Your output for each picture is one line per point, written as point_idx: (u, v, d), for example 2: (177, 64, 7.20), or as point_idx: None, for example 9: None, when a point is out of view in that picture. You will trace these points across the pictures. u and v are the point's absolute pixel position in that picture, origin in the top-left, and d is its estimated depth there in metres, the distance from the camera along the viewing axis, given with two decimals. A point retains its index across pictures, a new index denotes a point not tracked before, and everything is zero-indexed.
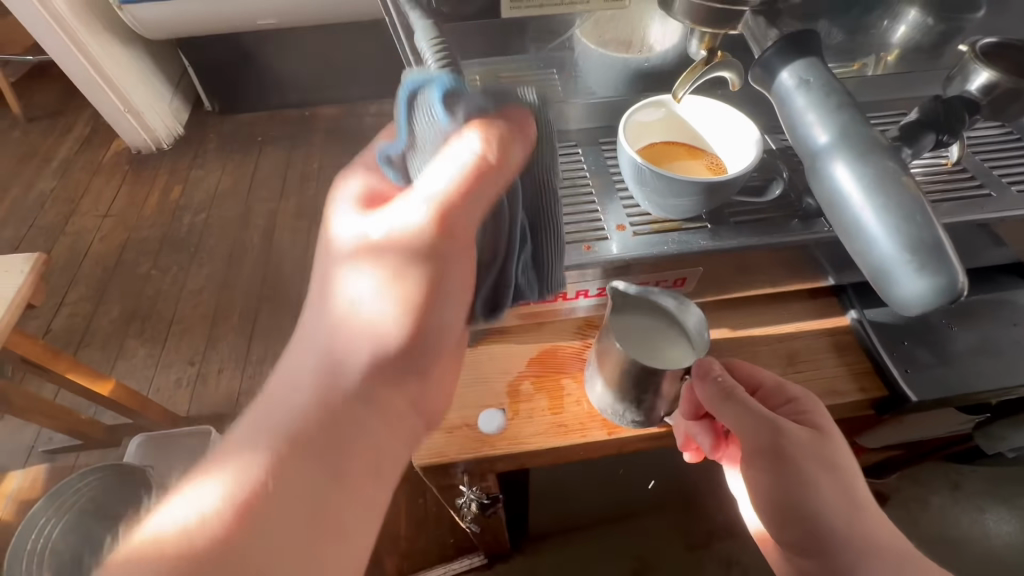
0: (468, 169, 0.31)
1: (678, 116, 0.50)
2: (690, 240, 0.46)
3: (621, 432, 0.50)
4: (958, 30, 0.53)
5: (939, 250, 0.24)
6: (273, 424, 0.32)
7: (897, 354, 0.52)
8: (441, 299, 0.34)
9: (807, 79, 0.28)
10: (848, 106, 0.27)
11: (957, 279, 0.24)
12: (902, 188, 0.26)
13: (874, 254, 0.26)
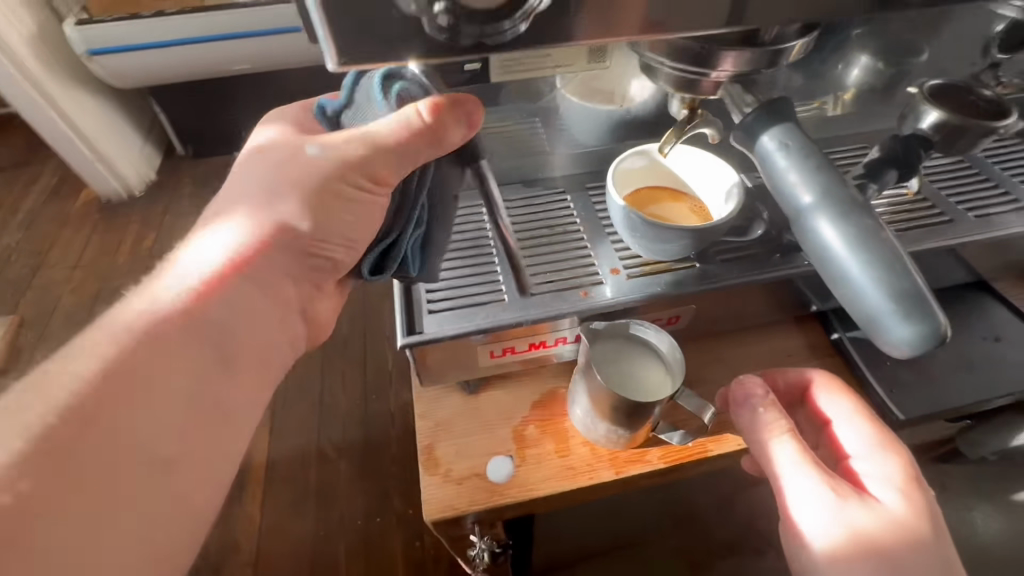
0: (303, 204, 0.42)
1: (662, 164, 0.53)
2: (682, 281, 0.48)
3: (629, 470, 0.49)
4: (906, 74, 0.58)
5: (920, 299, 0.27)
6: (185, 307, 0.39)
7: (881, 373, 0.55)
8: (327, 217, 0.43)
9: (787, 143, 0.30)
10: (826, 168, 0.30)
11: (940, 325, 0.26)
12: (883, 242, 0.28)
13: (865, 303, 0.28)
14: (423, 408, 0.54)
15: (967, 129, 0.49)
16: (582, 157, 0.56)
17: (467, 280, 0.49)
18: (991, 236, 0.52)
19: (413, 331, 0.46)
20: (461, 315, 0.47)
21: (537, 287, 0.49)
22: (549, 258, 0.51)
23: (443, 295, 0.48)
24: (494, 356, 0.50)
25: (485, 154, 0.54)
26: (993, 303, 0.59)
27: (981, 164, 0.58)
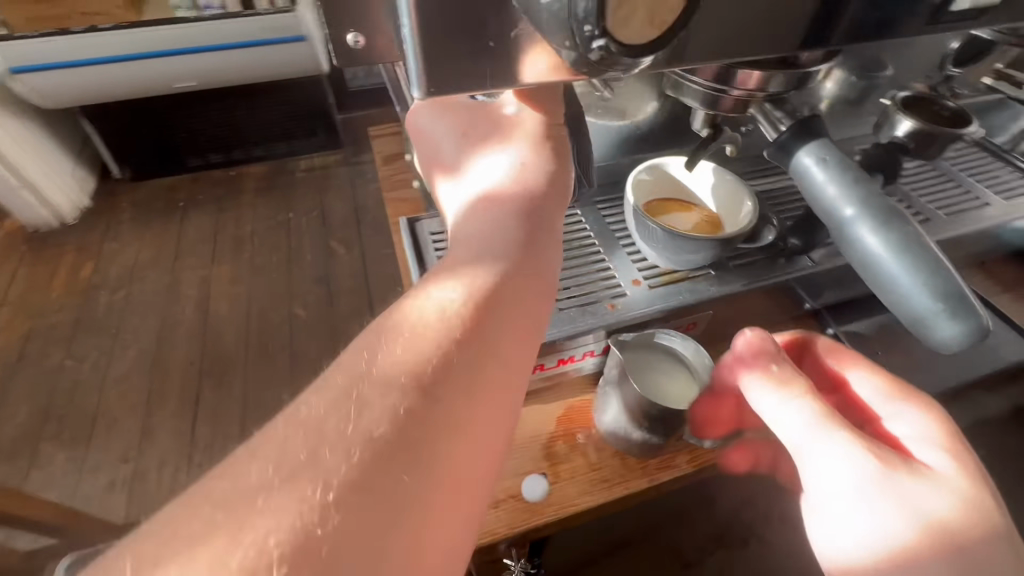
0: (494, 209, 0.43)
1: (671, 176, 0.55)
2: (700, 288, 0.51)
3: (662, 477, 0.50)
4: (875, 86, 0.64)
5: (961, 299, 0.38)
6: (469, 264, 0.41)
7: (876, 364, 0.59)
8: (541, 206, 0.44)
9: (825, 158, 0.43)
10: (865, 184, 0.42)
11: (980, 324, 0.38)
12: (921, 249, 0.40)
13: (916, 306, 0.39)
14: None
15: (938, 137, 0.54)
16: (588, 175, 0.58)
17: None
18: (959, 233, 0.58)
19: None
20: None
21: (564, 303, 0.50)
22: (572, 272, 0.51)
23: None
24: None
25: None
26: None
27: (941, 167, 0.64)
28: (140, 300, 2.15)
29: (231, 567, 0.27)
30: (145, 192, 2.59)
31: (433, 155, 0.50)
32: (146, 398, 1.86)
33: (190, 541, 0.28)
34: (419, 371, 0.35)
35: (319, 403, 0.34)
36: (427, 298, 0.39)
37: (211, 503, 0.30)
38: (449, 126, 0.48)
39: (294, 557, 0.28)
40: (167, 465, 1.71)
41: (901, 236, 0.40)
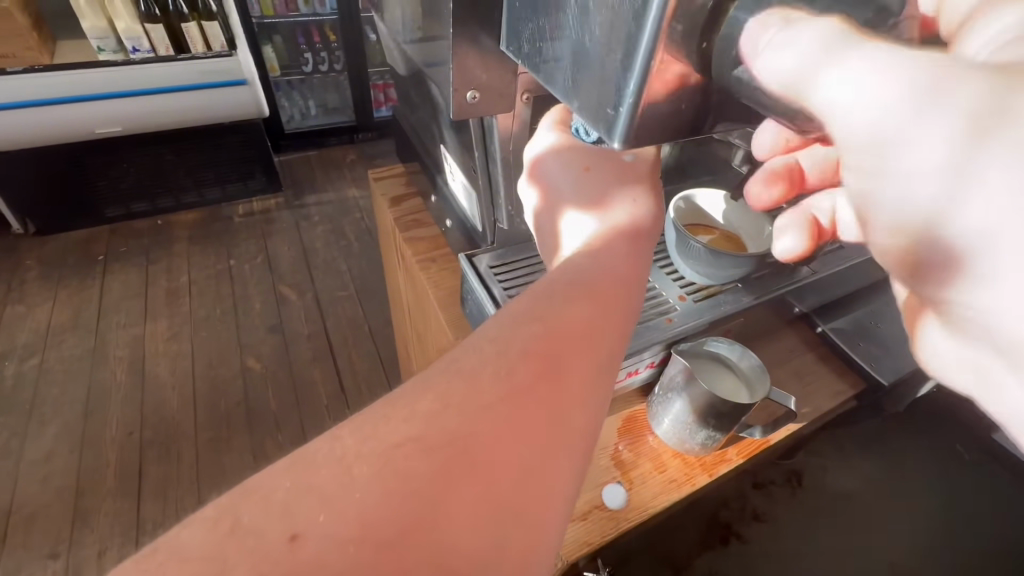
0: (602, 237, 0.43)
1: (694, 205, 0.63)
2: (737, 299, 0.58)
3: (719, 470, 0.56)
4: None
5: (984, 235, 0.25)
6: (566, 283, 0.39)
7: (859, 349, 0.70)
8: (645, 247, 0.44)
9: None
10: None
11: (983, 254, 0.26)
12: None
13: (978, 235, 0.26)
14: None
15: None
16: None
17: None
18: None
19: None
20: None
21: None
22: None
23: None
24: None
25: None
26: None
27: None
28: (57, 368, 1.90)
29: (419, 468, 0.29)
30: (54, 248, 2.32)
31: (540, 179, 0.48)
32: (74, 480, 1.62)
33: (380, 447, 0.29)
34: (504, 360, 0.34)
35: (469, 356, 0.35)
36: (536, 314, 0.37)
37: (390, 420, 0.31)
38: (567, 163, 0.47)
39: (465, 461, 0.30)
40: (107, 552, 1.50)
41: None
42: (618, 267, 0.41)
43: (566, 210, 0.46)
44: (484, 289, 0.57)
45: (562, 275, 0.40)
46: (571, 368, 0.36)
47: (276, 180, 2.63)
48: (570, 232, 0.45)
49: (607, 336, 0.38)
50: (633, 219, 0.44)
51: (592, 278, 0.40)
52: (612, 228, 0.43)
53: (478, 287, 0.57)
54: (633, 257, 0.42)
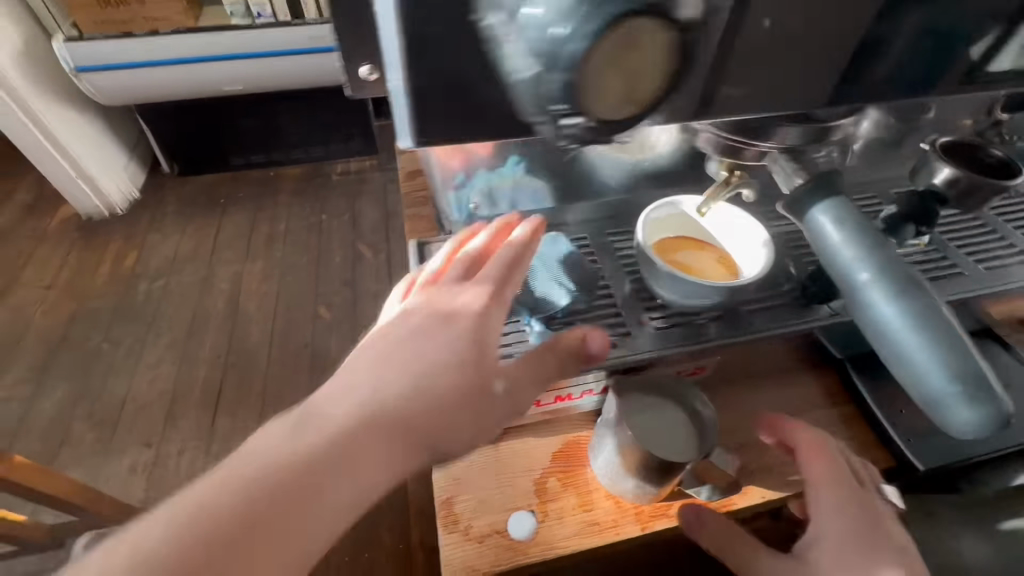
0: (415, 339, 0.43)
1: (683, 217, 0.59)
2: (705, 332, 0.54)
3: (653, 525, 0.55)
4: (914, 128, 0.63)
5: (976, 385, 0.38)
6: (357, 392, 0.39)
7: (897, 419, 0.61)
8: (451, 354, 0.42)
9: (843, 217, 0.45)
10: (880, 252, 0.43)
11: (996, 412, 0.38)
12: (937, 318, 0.40)
13: (932, 391, 0.39)
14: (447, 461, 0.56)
15: (983, 187, 0.49)
16: (579, 203, 0.62)
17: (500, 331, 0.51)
18: (994, 287, 0.62)
19: None
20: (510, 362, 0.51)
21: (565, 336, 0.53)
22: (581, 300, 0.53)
23: None
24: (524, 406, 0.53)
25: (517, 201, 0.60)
26: (1000, 354, 0.70)
27: (995, 225, 0.68)
28: (175, 292, 2.24)
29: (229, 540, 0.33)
30: (191, 189, 2.70)
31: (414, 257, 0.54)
32: (172, 388, 1.92)
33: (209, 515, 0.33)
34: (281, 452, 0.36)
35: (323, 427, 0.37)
36: (319, 414, 0.38)
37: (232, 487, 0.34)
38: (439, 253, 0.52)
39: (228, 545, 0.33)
40: (185, 452, 1.76)
41: (916, 307, 0.41)
42: (411, 382, 0.40)
43: (420, 322, 0.44)
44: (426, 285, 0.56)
45: (360, 402, 0.39)
46: (311, 481, 0.36)
47: (372, 143, 2.80)
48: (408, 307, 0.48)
49: (369, 455, 0.38)
50: (476, 392, 0.43)
51: (380, 424, 0.39)
52: (449, 375, 0.42)
53: (422, 282, 0.55)
54: (437, 365, 0.42)
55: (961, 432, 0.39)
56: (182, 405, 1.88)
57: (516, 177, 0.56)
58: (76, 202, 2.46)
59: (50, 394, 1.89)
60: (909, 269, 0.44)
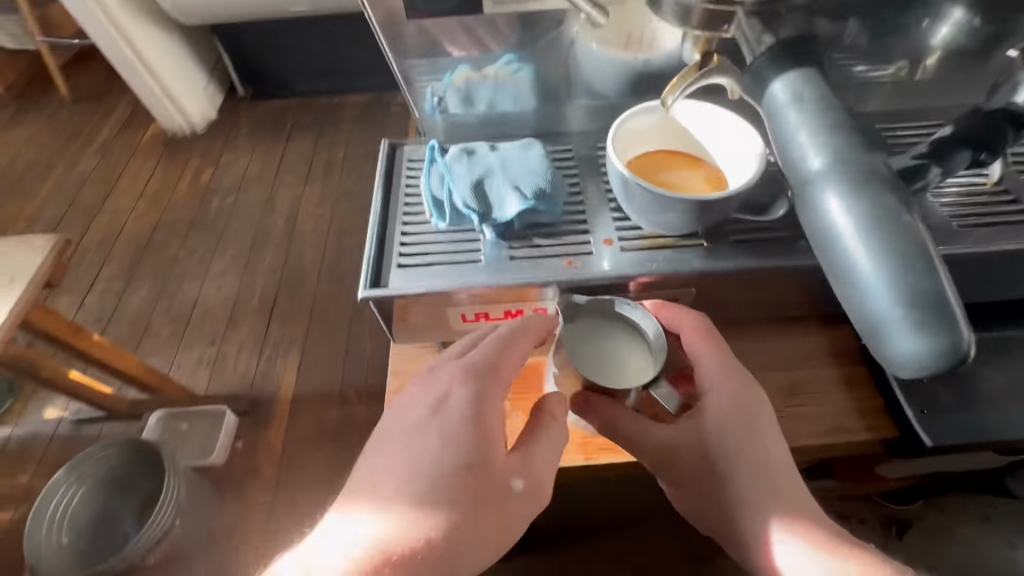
0: (472, 357, 0.48)
1: (675, 123, 0.51)
2: (683, 259, 0.47)
3: (596, 457, 0.55)
4: (1013, 32, 0.49)
5: (937, 307, 0.31)
6: (430, 416, 0.47)
7: (910, 386, 0.52)
8: (496, 383, 0.48)
9: (803, 95, 0.38)
10: (842, 145, 0.36)
11: (955, 341, 0.31)
12: (898, 226, 0.33)
13: (879, 314, 0.33)
14: (399, 365, 0.57)
15: None
16: (564, 112, 0.55)
17: (455, 239, 0.48)
18: None
19: (377, 284, 0.45)
20: (449, 270, 0.46)
21: (512, 250, 0.47)
22: (542, 212, 0.47)
23: (417, 251, 0.47)
24: (465, 320, 0.50)
25: (496, 98, 0.54)
26: None
27: None
28: (240, 210, 2.28)
29: None
30: (261, 112, 2.69)
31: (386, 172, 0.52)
32: (235, 295, 1.99)
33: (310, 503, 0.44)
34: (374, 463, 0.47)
35: None
36: (402, 428, 0.48)
37: None
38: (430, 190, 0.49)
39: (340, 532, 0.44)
40: (245, 349, 1.83)
41: (872, 206, 0.34)
42: (467, 404, 0.47)
43: (415, 426, 0.47)
44: (383, 190, 0.51)
45: (432, 426, 0.46)
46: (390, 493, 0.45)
47: None
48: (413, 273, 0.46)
49: (428, 466, 0.45)
50: (489, 494, 0.45)
51: (415, 552, 0.43)
52: (452, 480, 0.44)
53: (381, 177, 0.52)
54: (490, 392, 0.47)
55: (902, 365, 0.33)
56: (234, 328, 1.90)
57: (502, 73, 0.52)
58: (161, 119, 2.53)
59: (136, 290, 2.03)
60: (877, 162, 0.36)
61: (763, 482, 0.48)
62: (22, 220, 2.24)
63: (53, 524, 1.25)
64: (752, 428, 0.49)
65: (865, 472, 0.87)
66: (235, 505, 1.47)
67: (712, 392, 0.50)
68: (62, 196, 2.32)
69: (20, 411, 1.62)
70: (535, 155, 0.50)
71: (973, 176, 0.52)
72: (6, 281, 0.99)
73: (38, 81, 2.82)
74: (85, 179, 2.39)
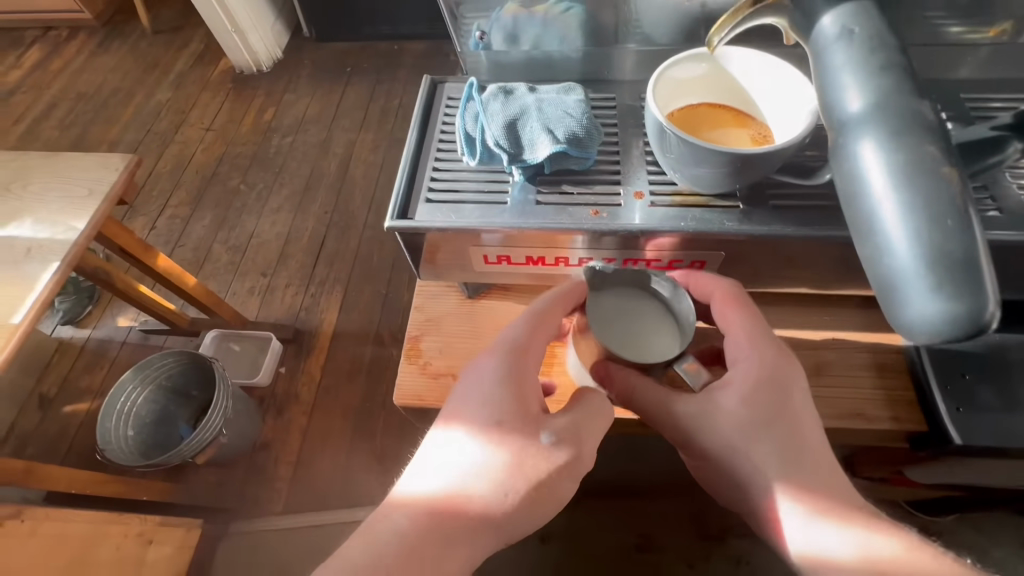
0: (519, 329, 0.51)
1: (723, 73, 0.49)
2: (714, 219, 0.46)
3: None
4: None
5: (963, 270, 0.30)
6: (471, 385, 0.50)
7: (950, 384, 0.48)
8: (528, 356, 0.50)
9: (851, 30, 0.36)
10: (890, 87, 0.34)
11: (977, 308, 0.30)
12: (933, 179, 0.32)
13: (897, 274, 0.32)
14: (422, 300, 0.60)
15: None
16: (616, 55, 0.53)
17: (484, 178, 0.48)
18: None
19: (404, 216, 0.46)
20: (475, 210, 0.46)
21: (539, 195, 0.47)
22: (573, 157, 0.47)
23: (445, 188, 0.48)
24: (487, 261, 0.51)
25: (542, 38, 0.52)
26: None
27: None
28: (299, 148, 2.35)
29: None
30: (324, 54, 2.71)
31: (424, 111, 0.52)
32: (287, 232, 2.08)
33: None
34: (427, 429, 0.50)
35: None
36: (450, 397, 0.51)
37: None
38: (464, 127, 0.48)
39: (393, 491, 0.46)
40: (291, 285, 1.93)
41: (908, 158, 0.32)
42: (505, 371, 0.49)
43: (454, 400, 0.50)
44: (419, 126, 0.52)
45: (471, 393, 0.49)
46: (434, 454, 0.47)
47: None
48: (452, 215, 0.46)
49: (466, 428, 0.47)
50: (534, 456, 0.46)
51: (465, 511, 0.44)
52: (490, 441, 0.46)
53: (418, 111, 0.52)
54: (523, 362, 0.50)
55: (918, 328, 0.32)
56: (285, 263, 2.00)
57: (553, 11, 0.50)
58: (231, 55, 2.60)
59: (200, 219, 2.15)
60: (926, 108, 0.34)
61: (792, 460, 0.47)
62: (106, 143, 2.41)
63: (121, 418, 1.39)
64: (783, 400, 0.48)
65: (895, 471, 0.84)
66: (276, 421, 1.60)
67: (739, 362, 0.49)
68: (141, 124, 2.47)
69: (99, 316, 1.80)
70: (574, 99, 0.49)
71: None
72: (85, 194, 1.09)
73: (124, 12, 2.98)
74: (161, 110, 2.52)
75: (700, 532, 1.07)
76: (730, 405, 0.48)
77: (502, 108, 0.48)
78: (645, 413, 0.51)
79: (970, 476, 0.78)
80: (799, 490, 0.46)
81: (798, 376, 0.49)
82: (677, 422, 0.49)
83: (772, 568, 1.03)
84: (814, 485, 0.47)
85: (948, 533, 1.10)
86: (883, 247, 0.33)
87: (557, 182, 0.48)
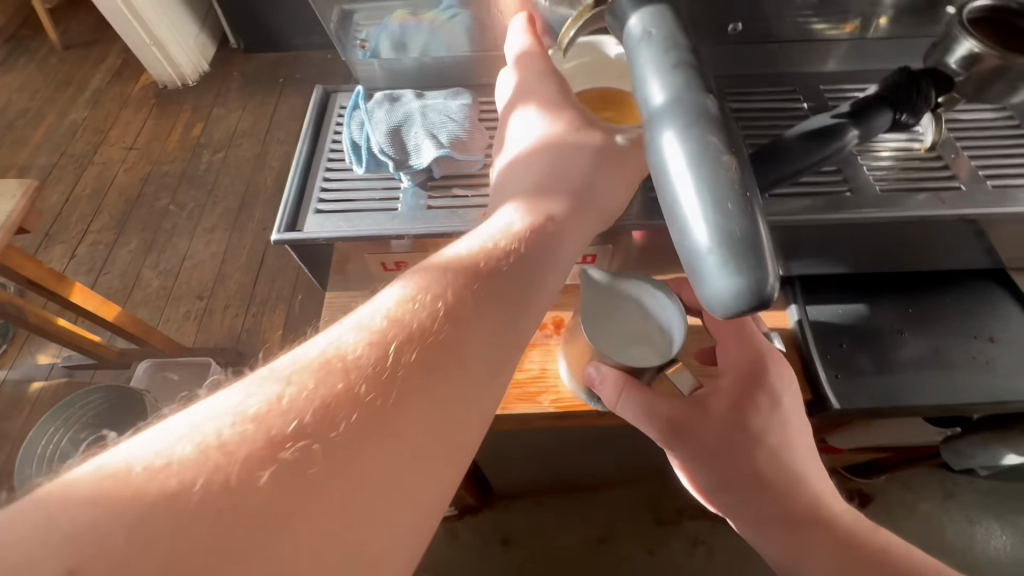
0: (522, 62, 0.48)
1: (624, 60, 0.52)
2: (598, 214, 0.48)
3: (512, 408, 0.63)
4: None
5: (747, 250, 0.31)
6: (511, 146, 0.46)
7: (828, 353, 0.52)
8: (544, 78, 0.47)
9: (650, 32, 0.38)
10: (692, 82, 0.36)
11: (756, 280, 0.30)
12: (717, 165, 0.33)
13: (693, 253, 0.33)
14: None
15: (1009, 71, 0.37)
16: (501, 62, 0.54)
17: (375, 186, 0.48)
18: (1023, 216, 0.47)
19: (293, 229, 0.46)
20: (362, 219, 0.46)
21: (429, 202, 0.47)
22: (461, 161, 0.48)
23: (337, 198, 0.48)
24: (387, 269, 0.50)
25: (433, 47, 0.53)
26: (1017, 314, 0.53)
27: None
28: (233, 164, 2.25)
29: None
30: (254, 65, 2.60)
31: (317, 122, 0.52)
32: (223, 252, 1.99)
33: None
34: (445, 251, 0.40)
35: None
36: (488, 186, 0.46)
37: None
38: (354, 137, 0.49)
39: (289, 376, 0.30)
40: (230, 306, 1.85)
41: (699, 146, 0.33)
42: (538, 104, 0.46)
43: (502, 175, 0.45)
44: (310, 137, 0.52)
45: (512, 154, 0.46)
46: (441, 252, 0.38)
47: None
48: (346, 227, 0.46)
49: (524, 169, 0.45)
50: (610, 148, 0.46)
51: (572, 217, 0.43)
52: (565, 153, 0.44)
53: (309, 122, 0.52)
54: (544, 87, 0.47)
55: (713, 303, 0.32)
56: (222, 284, 1.91)
57: (438, 20, 0.51)
58: (151, 69, 2.46)
59: (125, 245, 2.03)
60: (712, 103, 0.35)
61: (779, 468, 0.51)
62: (14, 168, 2.24)
63: (40, 464, 1.27)
64: (773, 407, 0.52)
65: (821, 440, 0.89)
66: None
67: (728, 367, 0.54)
68: (54, 146, 2.30)
69: (15, 355, 1.67)
70: (458, 103, 0.50)
71: (909, 141, 0.50)
72: None
73: (29, 26, 2.77)
74: (76, 130, 2.36)
75: (657, 517, 1.09)
76: (718, 409, 0.52)
77: (389, 117, 0.48)
78: (636, 416, 0.53)
79: (886, 436, 0.84)
80: (781, 494, 0.51)
81: (786, 380, 0.54)
82: (669, 429, 0.52)
83: (726, 549, 1.06)
84: (796, 490, 0.52)
85: (881, 493, 1.19)
86: (681, 236, 0.33)
87: (448, 187, 0.48)
